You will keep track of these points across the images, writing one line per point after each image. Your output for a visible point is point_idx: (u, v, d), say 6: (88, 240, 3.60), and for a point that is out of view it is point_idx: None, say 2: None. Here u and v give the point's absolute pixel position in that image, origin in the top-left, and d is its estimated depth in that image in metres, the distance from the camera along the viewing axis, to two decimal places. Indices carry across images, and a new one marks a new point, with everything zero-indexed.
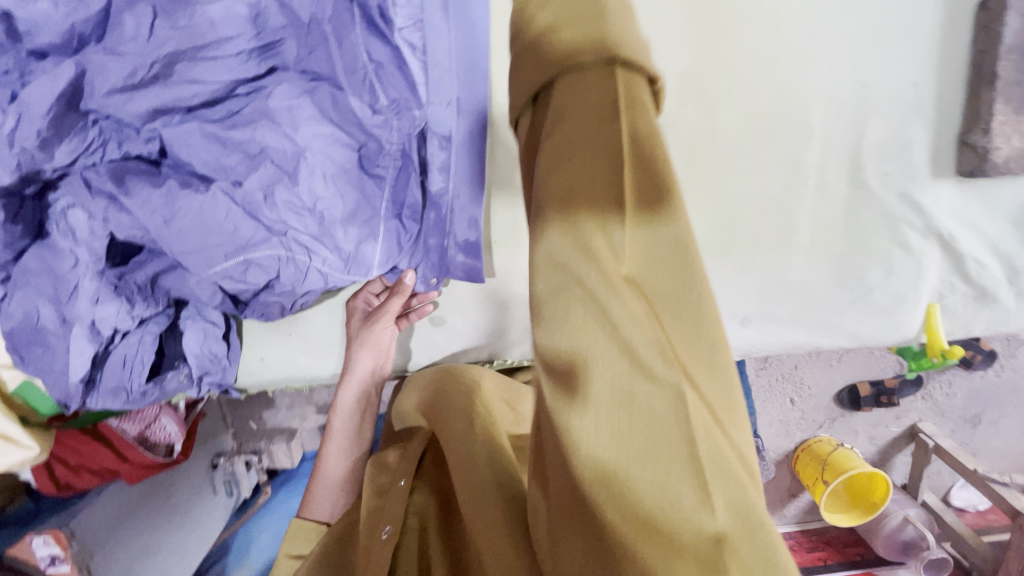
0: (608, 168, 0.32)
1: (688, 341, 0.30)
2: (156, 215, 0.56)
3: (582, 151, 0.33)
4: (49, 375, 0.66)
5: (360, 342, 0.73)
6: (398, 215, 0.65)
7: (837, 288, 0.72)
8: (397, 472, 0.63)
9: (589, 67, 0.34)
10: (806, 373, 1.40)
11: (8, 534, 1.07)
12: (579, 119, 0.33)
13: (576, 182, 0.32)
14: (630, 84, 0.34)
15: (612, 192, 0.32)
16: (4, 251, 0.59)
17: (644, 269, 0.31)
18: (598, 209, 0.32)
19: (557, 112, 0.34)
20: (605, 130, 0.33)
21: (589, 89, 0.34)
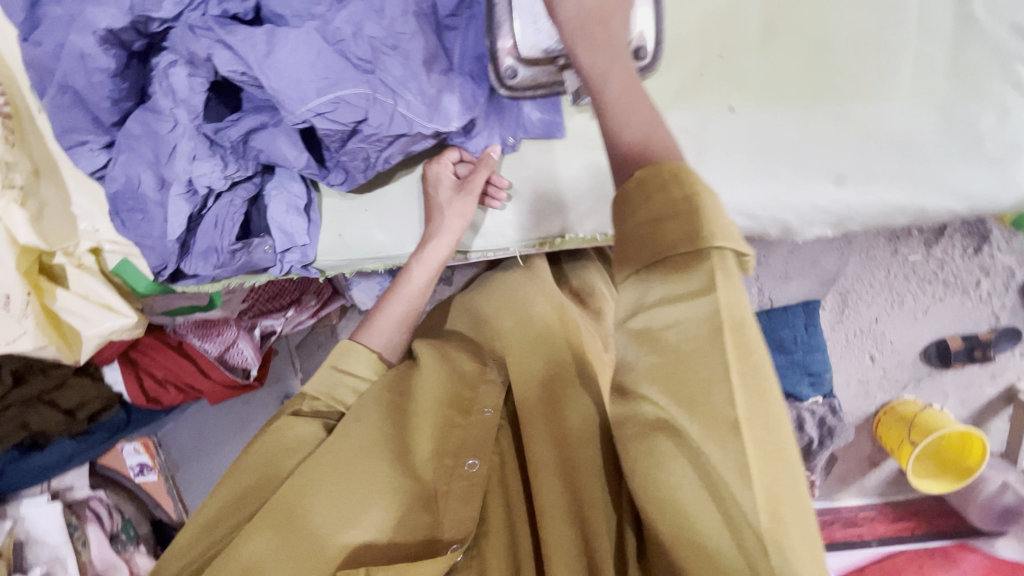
0: (703, 318, 0.36)
1: (771, 469, 0.36)
2: (257, 48, 0.56)
3: (670, 289, 0.38)
4: (146, 242, 0.70)
5: (450, 208, 0.69)
6: (472, 70, 0.64)
7: (943, 138, 0.66)
8: (483, 397, 0.63)
9: (695, 265, 0.37)
10: (887, 327, 1.28)
11: (99, 440, 1.10)
12: (670, 240, 0.38)
13: (679, 354, 0.37)
14: (695, 194, 0.38)
15: (708, 326, 0.36)
16: (112, 108, 0.64)
17: (747, 414, 0.35)
18: (698, 352, 0.36)
19: (644, 227, 0.39)
20: (699, 258, 0.37)
21: (660, 210, 0.39)
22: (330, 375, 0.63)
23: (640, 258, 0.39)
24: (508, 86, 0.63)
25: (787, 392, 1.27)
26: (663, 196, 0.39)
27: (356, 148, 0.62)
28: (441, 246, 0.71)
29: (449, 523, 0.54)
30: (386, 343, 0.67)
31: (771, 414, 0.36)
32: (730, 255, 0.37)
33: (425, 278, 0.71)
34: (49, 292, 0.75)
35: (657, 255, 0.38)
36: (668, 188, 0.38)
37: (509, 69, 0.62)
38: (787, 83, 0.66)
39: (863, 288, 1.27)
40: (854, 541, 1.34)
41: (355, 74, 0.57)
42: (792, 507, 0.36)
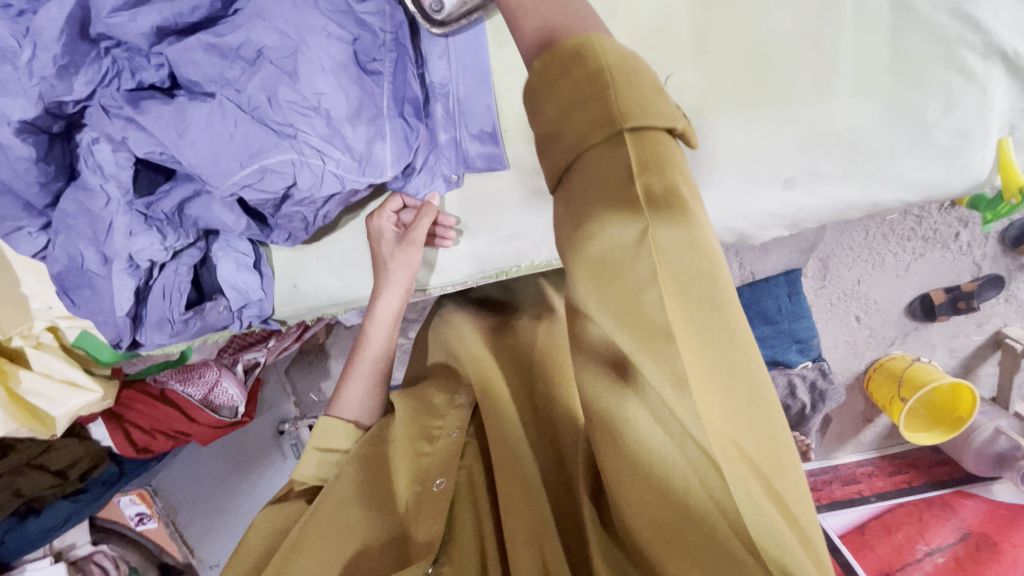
0: (629, 203, 0.32)
1: (717, 383, 0.32)
2: (170, 128, 0.53)
3: (597, 179, 0.33)
4: (99, 316, 0.70)
5: (394, 262, 0.69)
6: (401, 113, 0.62)
7: (888, 132, 0.64)
8: (450, 421, 0.65)
9: (613, 150, 0.33)
10: (870, 288, 1.30)
11: (97, 495, 1.10)
12: (586, 126, 0.33)
13: (609, 258, 0.32)
14: (605, 68, 0.34)
15: (634, 219, 0.32)
16: (42, 193, 0.62)
17: (683, 321, 0.31)
18: (629, 251, 0.32)
19: (562, 114, 0.35)
20: (613, 137, 0.33)
21: (574, 87, 0.34)
22: (312, 457, 0.64)
23: (562, 155, 0.34)
24: (437, 22, 0.56)
25: (776, 359, 1.31)
26: (570, 80, 0.35)
27: (292, 211, 0.61)
28: (392, 297, 0.70)
29: (422, 528, 0.55)
30: (360, 410, 0.69)
31: (716, 323, 0.32)
32: (652, 133, 0.33)
33: (385, 335, 0.72)
34: (13, 375, 0.76)
35: (576, 150, 0.34)
36: (577, 68, 0.35)
37: (434, 2, 0.55)
38: (727, 93, 0.64)
39: (843, 251, 1.28)
40: (854, 498, 1.36)
41: (276, 141, 0.55)
42: (730, 420, 0.32)
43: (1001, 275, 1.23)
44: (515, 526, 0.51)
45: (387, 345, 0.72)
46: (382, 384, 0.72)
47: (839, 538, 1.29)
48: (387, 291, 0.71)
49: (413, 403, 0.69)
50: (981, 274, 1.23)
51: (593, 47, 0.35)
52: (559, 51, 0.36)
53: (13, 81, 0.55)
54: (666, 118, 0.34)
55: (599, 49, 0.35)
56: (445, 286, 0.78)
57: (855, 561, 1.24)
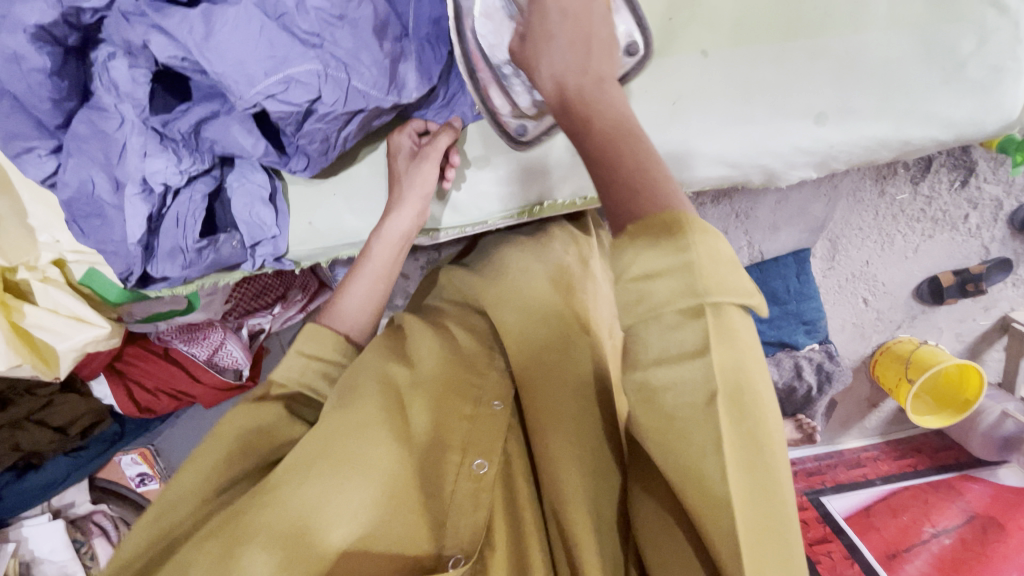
0: (703, 386, 0.37)
1: (756, 520, 0.38)
2: (194, 29, 0.51)
3: (672, 354, 0.37)
4: (109, 246, 0.67)
5: (409, 180, 0.66)
6: (426, 34, 0.60)
7: (925, 64, 0.62)
8: (488, 389, 0.64)
9: (688, 325, 0.37)
10: (879, 269, 1.28)
11: (98, 451, 1.11)
12: (666, 299, 0.37)
13: (674, 418, 0.38)
14: (688, 238, 0.37)
15: (705, 394, 0.37)
16: (54, 111, 0.59)
17: (737, 482, 0.37)
18: (687, 429, 0.38)
19: (641, 282, 0.38)
20: (689, 312, 0.36)
21: (656, 256, 0.37)
22: (297, 362, 0.60)
23: (632, 316, 0.39)
24: (522, 142, 0.64)
25: (783, 341, 1.30)
26: (654, 249, 0.38)
27: (314, 129, 0.58)
28: (409, 211, 0.68)
29: (458, 521, 0.55)
30: (353, 324, 0.66)
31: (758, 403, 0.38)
32: (724, 307, 0.37)
33: (392, 254, 0.69)
34: (17, 310, 0.73)
35: (651, 315, 0.38)
36: (651, 205, 0.40)
37: (519, 127, 0.63)
38: (762, 23, 0.63)
39: (852, 232, 1.25)
40: (859, 482, 1.34)
41: (302, 50, 0.53)
42: (770, 555, 0.38)
43: (1010, 257, 1.22)
44: (579, 532, 0.52)
45: (394, 263, 0.70)
46: (379, 303, 0.69)
47: (844, 520, 1.28)
48: (399, 211, 0.68)
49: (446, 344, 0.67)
50: (988, 257, 1.23)
51: (679, 220, 0.38)
52: (645, 221, 0.39)
53: None
54: (742, 295, 0.37)
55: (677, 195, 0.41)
56: (462, 226, 0.76)
57: (859, 542, 1.24)
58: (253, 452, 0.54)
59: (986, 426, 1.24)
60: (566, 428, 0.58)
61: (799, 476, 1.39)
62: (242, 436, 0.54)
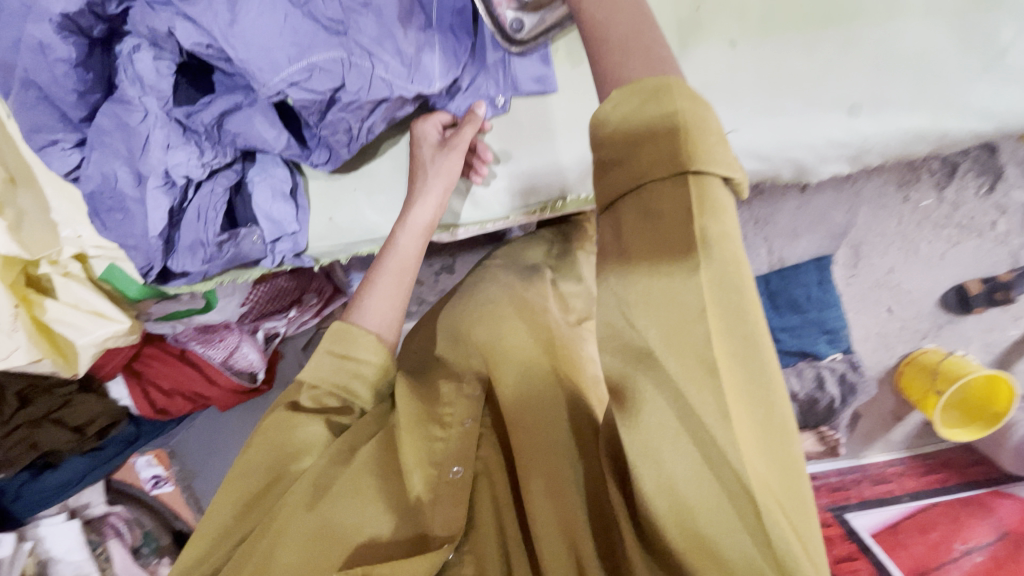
0: (682, 242, 0.34)
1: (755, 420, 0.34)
2: (219, 17, 0.51)
3: (657, 216, 0.35)
4: (130, 241, 0.67)
5: (434, 167, 0.65)
6: (450, 25, 0.60)
7: (960, 54, 0.61)
8: (461, 408, 0.61)
9: (671, 193, 0.34)
10: (904, 276, 1.24)
11: (114, 453, 1.10)
12: (647, 164, 0.35)
13: (655, 287, 0.34)
14: (675, 109, 0.35)
15: (682, 253, 0.34)
16: (78, 103, 0.60)
17: (728, 364, 0.33)
18: (672, 294, 0.34)
19: (624, 148, 0.36)
20: (673, 176, 0.34)
21: (638, 125, 0.36)
22: (329, 361, 0.59)
23: (618, 187, 0.36)
24: (518, 41, 0.59)
25: (804, 351, 1.26)
26: (641, 118, 0.36)
27: (337, 119, 0.58)
28: (429, 202, 0.66)
29: (438, 518, 0.53)
30: (381, 321, 0.62)
31: (759, 374, 0.34)
32: (712, 179, 0.34)
33: (415, 245, 0.67)
34: (38, 304, 0.73)
35: (635, 185, 0.36)
36: (662, 142, 0.35)
37: (515, 21, 0.59)
38: (793, 12, 0.62)
39: (875, 239, 1.23)
40: (884, 499, 1.27)
41: (326, 38, 0.53)
42: (765, 459, 0.34)
43: None
44: (539, 522, 0.50)
45: (416, 255, 0.67)
46: (405, 297, 0.66)
47: (872, 538, 1.21)
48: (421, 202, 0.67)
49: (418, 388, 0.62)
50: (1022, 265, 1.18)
51: (667, 92, 0.36)
52: (630, 97, 0.37)
53: None
54: (730, 168, 0.35)
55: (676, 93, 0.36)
56: (482, 222, 0.74)
57: (888, 560, 1.17)
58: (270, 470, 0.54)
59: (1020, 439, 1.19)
60: (539, 428, 0.56)
61: (823, 492, 1.33)
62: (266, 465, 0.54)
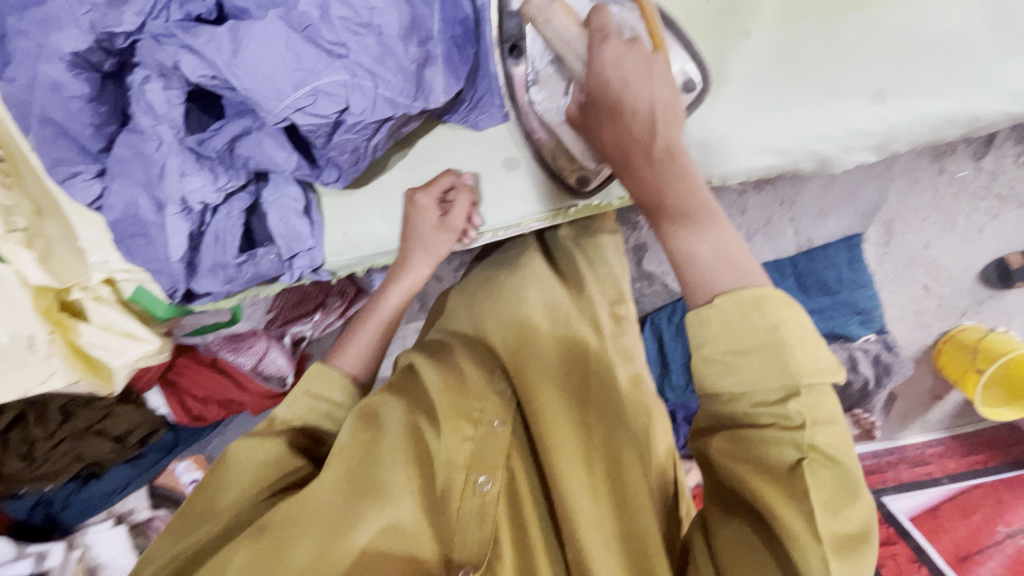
0: (781, 420, 0.42)
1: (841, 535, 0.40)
2: (223, 48, 0.52)
3: (755, 400, 0.43)
4: (154, 266, 0.69)
5: (420, 238, 0.70)
6: (452, 37, 0.59)
7: (990, 32, 0.58)
8: (491, 407, 0.64)
9: (774, 393, 0.42)
10: (940, 252, 1.19)
11: (154, 460, 1.15)
12: (753, 359, 0.44)
13: (757, 446, 0.43)
14: (776, 320, 0.44)
15: (784, 429, 0.42)
16: (95, 135, 0.62)
17: (821, 493, 0.40)
18: (777, 451, 0.42)
19: (734, 342, 0.44)
20: (778, 385, 0.42)
21: (746, 330, 0.44)
22: (303, 400, 0.64)
23: (726, 362, 0.45)
24: (584, 191, 0.67)
25: (835, 332, 1.20)
26: (749, 324, 0.44)
27: (344, 140, 0.58)
28: (424, 259, 0.72)
29: (462, 535, 0.58)
30: (360, 366, 0.71)
31: (839, 471, 0.41)
32: (814, 387, 0.42)
33: (400, 301, 0.75)
34: (73, 329, 0.76)
35: (736, 362, 0.44)
36: (765, 347, 0.43)
37: (581, 178, 0.65)
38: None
39: (909, 214, 1.18)
40: (923, 481, 1.26)
41: (328, 61, 0.52)
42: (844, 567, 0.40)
43: None
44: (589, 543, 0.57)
45: (399, 307, 0.76)
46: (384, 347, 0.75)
47: (910, 521, 1.22)
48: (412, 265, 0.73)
49: (451, 382, 0.65)
50: None
51: (768, 301, 0.44)
52: (738, 300, 0.45)
53: (64, 10, 0.54)
54: (828, 372, 0.43)
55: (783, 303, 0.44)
56: (496, 229, 0.71)
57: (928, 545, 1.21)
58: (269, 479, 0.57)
59: None
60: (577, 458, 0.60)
61: None
62: (255, 469, 0.57)
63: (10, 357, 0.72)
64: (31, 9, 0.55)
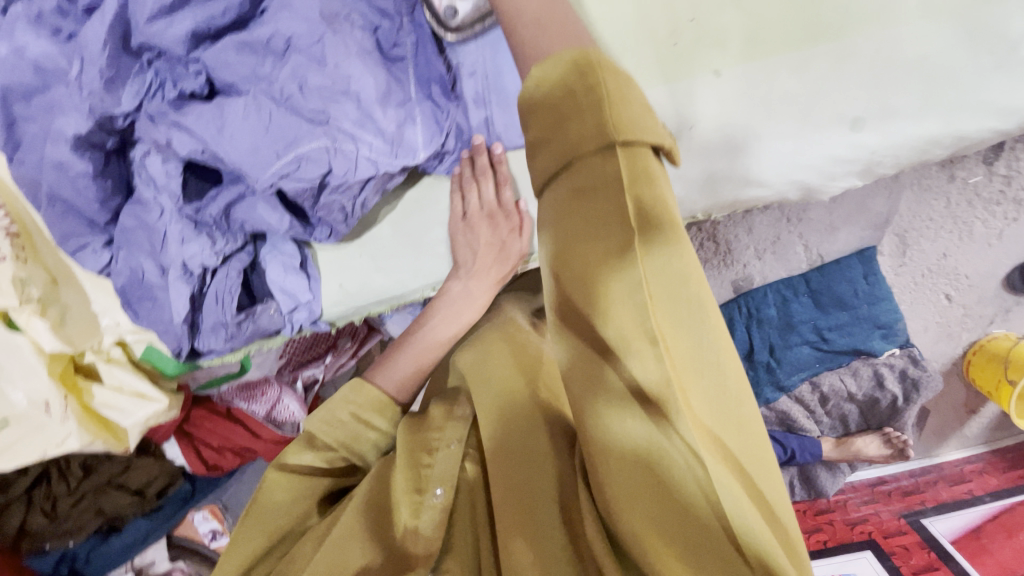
0: (615, 207, 0.33)
1: (729, 425, 0.34)
2: (211, 126, 0.55)
3: (587, 188, 0.34)
4: (160, 326, 0.71)
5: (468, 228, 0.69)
6: (429, 96, 0.61)
7: (966, 51, 0.56)
8: (450, 432, 0.61)
9: (598, 162, 0.34)
10: (959, 260, 1.16)
11: (173, 511, 1.16)
12: (579, 139, 0.35)
13: (596, 263, 0.33)
14: (597, 85, 0.36)
15: (618, 237, 0.33)
16: (102, 209, 0.65)
17: (686, 352, 0.33)
18: (616, 259, 0.33)
19: (551, 115, 0.36)
20: (602, 151, 0.34)
21: (560, 102, 0.36)
22: (349, 416, 0.63)
23: (552, 163, 0.36)
24: (453, 28, 0.59)
25: (858, 348, 1.19)
26: (570, 101, 0.36)
27: (330, 201, 0.61)
28: (484, 281, 0.73)
29: (420, 540, 0.55)
30: (397, 384, 0.69)
31: (709, 372, 0.33)
32: (637, 153, 0.35)
33: (448, 321, 0.74)
34: (87, 391, 0.79)
35: (567, 160, 0.35)
36: (588, 117, 0.35)
37: (449, 9, 0.59)
38: (775, 33, 0.59)
39: (922, 225, 1.15)
40: (964, 501, 1.14)
41: (309, 128, 0.55)
42: (728, 442, 0.34)
43: None
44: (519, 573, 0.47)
45: (451, 333, 0.75)
46: (423, 368, 0.73)
47: (951, 544, 1.05)
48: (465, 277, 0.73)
49: (416, 422, 0.63)
50: None
51: (592, 67, 0.37)
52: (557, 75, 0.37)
53: (67, 98, 0.58)
54: (657, 140, 0.36)
55: (603, 75, 0.36)
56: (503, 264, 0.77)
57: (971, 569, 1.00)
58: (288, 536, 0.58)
59: None
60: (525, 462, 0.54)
61: (894, 498, 1.24)
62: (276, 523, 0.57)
63: (25, 422, 0.74)
64: (34, 96, 0.59)
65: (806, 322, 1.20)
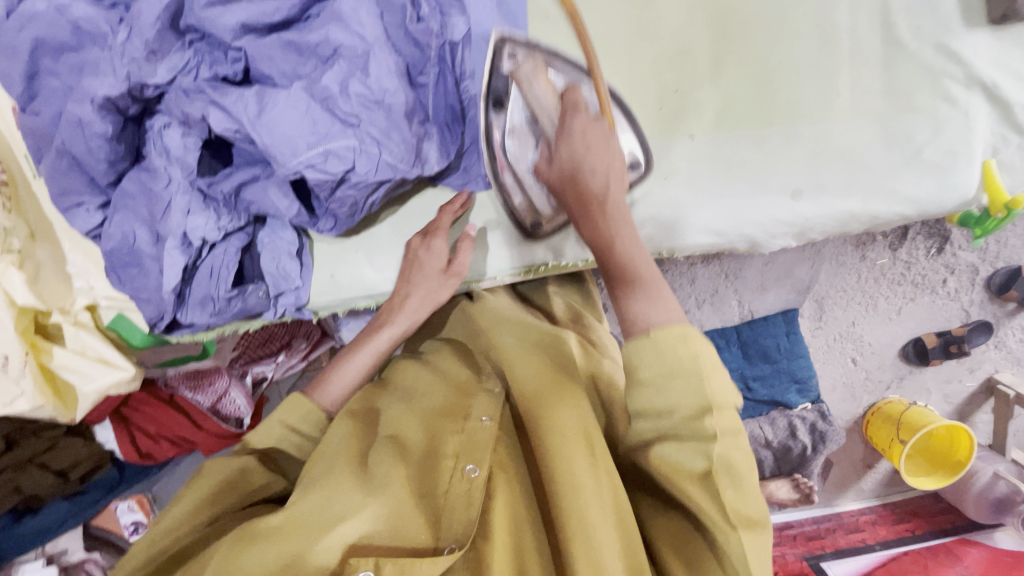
0: (695, 436, 0.49)
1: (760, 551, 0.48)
2: (249, 107, 0.60)
3: (678, 427, 0.51)
4: (143, 294, 0.72)
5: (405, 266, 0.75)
6: (443, 120, 0.70)
7: (885, 149, 0.71)
8: (480, 407, 0.66)
9: (691, 415, 0.50)
10: (864, 329, 1.34)
11: (97, 497, 1.09)
12: (678, 398, 0.50)
13: (680, 466, 0.51)
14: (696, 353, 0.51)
15: (700, 455, 0.49)
16: (108, 170, 0.66)
17: (734, 504, 0.48)
18: (692, 464, 0.50)
19: (657, 365, 0.51)
20: (697, 408, 0.49)
21: (665, 354, 0.51)
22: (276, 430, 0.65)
23: (658, 400, 0.52)
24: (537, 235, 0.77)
25: (776, 400, 1.32)
26: (672, 357, 0.51)
27: (346, 195, 0.65)
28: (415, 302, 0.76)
29: (450, 517, 0.56)
30: (337, 401, 0.70)
31: (749, 501, 0.49)
32: (724, 410, 0.50)
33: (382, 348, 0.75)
34: (46, 351, 0.77)
35: (671, 409, 0.51)
36: (684, 379, 0.50)
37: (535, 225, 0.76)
38: (741, 110, 0.71)
39: (837, 293, 1.33)
40: (859, 547, 1.32)
41: (342, 128, 0.61)
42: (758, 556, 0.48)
43: (989, 321, 1.31)
44: (582, 513, 0.54)
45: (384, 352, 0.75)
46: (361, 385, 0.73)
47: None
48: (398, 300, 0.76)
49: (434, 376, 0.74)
50: (970, 319, 1.31)
51: (692, 336, 0.51)
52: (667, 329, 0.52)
53: (104, 61, 0.60)
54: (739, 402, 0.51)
55: (698, 347, 0.50)
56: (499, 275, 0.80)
57: None
58: (235, 490, 0.59)
59: (980, 487, 1.27)
60: (565, 411, 0.62)
61: (798, 540, 1.35)
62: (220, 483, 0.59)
63: None
64: (65, 54, 0.61)
65: (734, 370, 1.33)
